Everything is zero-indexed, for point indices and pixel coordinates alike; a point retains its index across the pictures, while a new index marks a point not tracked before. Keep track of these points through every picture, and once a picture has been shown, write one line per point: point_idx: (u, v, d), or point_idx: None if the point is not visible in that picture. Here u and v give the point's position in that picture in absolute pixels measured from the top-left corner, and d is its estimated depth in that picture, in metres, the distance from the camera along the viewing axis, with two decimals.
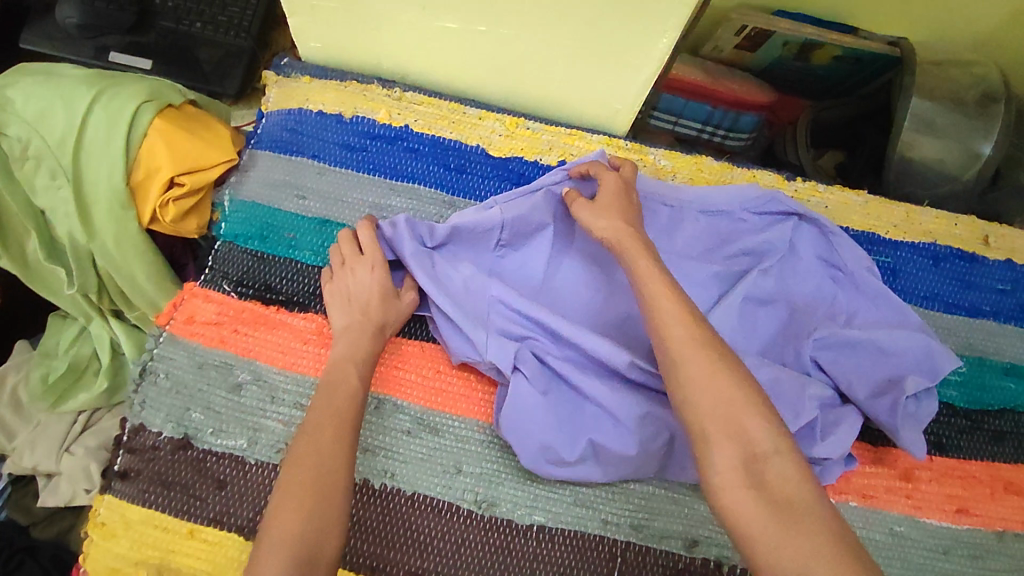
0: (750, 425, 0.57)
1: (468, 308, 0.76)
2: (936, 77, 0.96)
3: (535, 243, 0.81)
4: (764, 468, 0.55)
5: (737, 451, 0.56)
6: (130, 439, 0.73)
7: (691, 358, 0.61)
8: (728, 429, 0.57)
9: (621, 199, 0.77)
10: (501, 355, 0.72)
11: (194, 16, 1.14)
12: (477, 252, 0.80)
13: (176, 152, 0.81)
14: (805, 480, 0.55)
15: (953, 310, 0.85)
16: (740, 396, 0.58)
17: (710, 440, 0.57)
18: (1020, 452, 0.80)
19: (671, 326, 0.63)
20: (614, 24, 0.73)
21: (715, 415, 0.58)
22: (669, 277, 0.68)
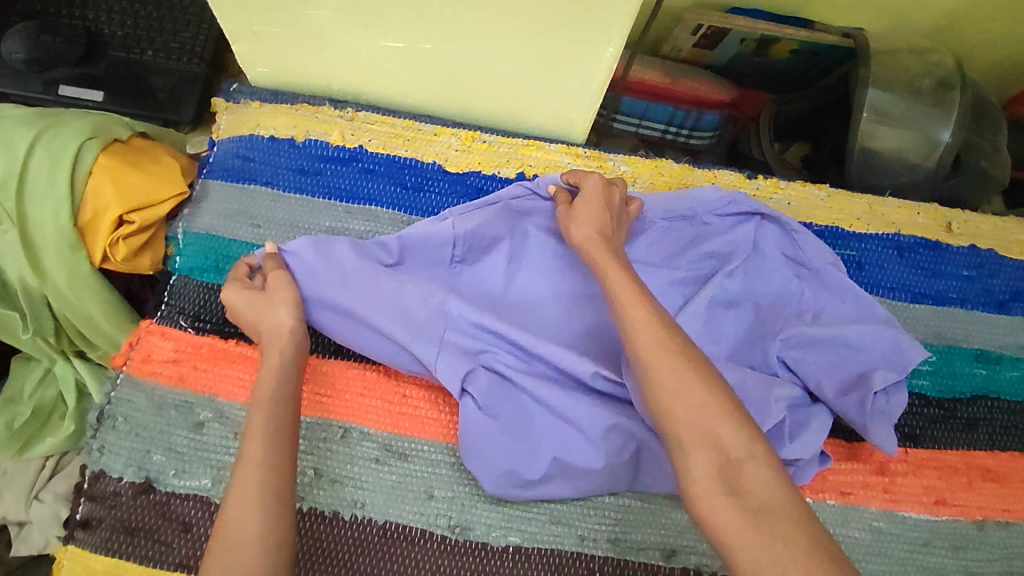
0: (723, 430, 0.55)
1: (421, 324, 0.74)
2: (891, 66, 0.96)
3: (490, 259, 0.81)
4: (740, 472, 0.54)
5: (711, 457, 0.54)
6: (90, 486, 0.71)
7: (662, 365, 0.59)
8: (701, 436, 0.55)
9: (597, 206, 0.75)
10: (451, 375, 0.71)
11: (145, 45, 1.12)
12: (433, 269, 0.80)
13: (123, 189, 0.80)
14: (781, 484, 0.53)
15: (919, 299, 0.85)
16: (714, 401, 0.57)
17: (686, 448, 0.56)
18: (994, 439, 0.80)
19: (640, 332, 0.61)
20: (560, 35, 0.73)
21: (692, 425, 0.56)
22: (640, 284, 0.66)
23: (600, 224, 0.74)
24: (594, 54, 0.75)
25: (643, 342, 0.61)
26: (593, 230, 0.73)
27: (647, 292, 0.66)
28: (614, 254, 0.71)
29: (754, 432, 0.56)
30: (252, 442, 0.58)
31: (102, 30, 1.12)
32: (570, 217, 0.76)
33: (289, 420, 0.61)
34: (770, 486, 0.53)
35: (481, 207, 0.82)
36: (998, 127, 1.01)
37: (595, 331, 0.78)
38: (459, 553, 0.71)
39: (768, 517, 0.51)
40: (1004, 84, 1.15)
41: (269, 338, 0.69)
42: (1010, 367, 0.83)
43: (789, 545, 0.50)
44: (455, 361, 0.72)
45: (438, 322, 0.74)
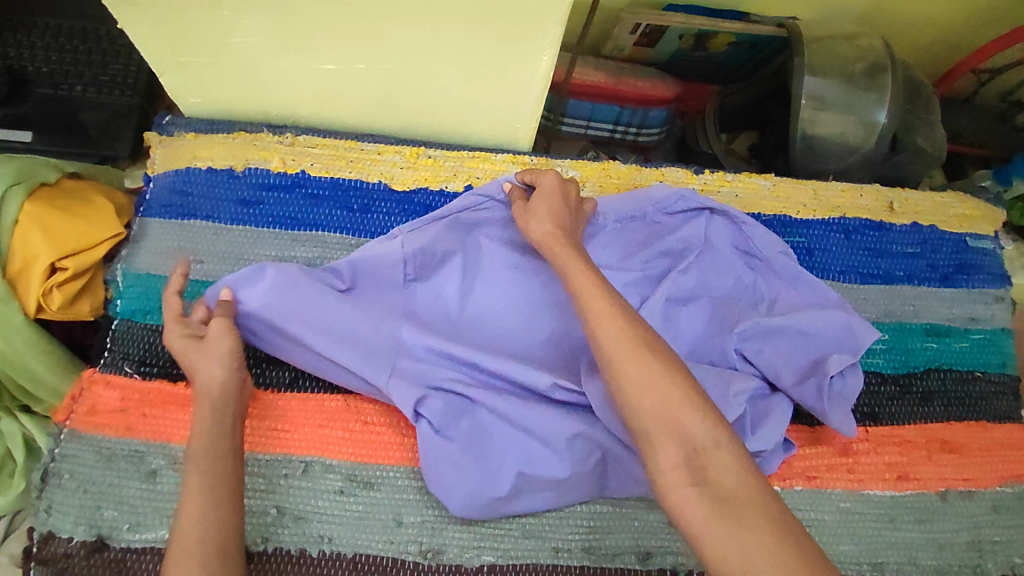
0: (687, 419, 0.55)
1: (373, 348, 0.74)
2: (825, 53, 0.98)
3: (444, 274, 0.80)
4: (707, 461, 0.53)
5: (678, 447, 0.54)
6: (39, 549, 0.68)
7: (627, 359, 0.59)
8: (667, 427, 0.55)
9: (555, 203, 0.75)
10: (403, 398, 0.71)
11: (73, 80, 1.08)
12: (389, 289, 0.79)
13: (53, 236, 0.77)
14: (747, 470, 0.53)
15: (869, 280, 0.87)
16: (681, 392, 0.56)
17: (653, 440, 0.56)
18: (950, 410, 0.81)
19: (602, 325, 0.61)
20: (493, 46, 0.73)
21: (658, 416, 0.56)
22: (601, 279, 0.66)
23: (558, 219, 0.74)
24: (529, 62, 0.75)
25: (609, 337, 0.61)
26: (553, 225, 0.73)
27: (607, 285, 0.66)
28: (576, 248, 0.71)
29: (720, 419, 0.55)
30: (191, 498, 0.59)
31: (27, 69, 1.08)
32: (529, 212, 0.75)
33: (231, 471, 0.62)
34: (737, 474, 0.52)
35: (427, 223, 0.82)
36: (931, 105, 1.03)
37: (555, 339, 0.78)
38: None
39: (735, 505, 0.51)
40: (935, 63, 1.19)
41: (199, 392, 0.66)
42: (959, 338, 0.85)
43: (755, 532, 0.49)
44: (407, 386, 0.72)
45: (389, 350, 0.74)
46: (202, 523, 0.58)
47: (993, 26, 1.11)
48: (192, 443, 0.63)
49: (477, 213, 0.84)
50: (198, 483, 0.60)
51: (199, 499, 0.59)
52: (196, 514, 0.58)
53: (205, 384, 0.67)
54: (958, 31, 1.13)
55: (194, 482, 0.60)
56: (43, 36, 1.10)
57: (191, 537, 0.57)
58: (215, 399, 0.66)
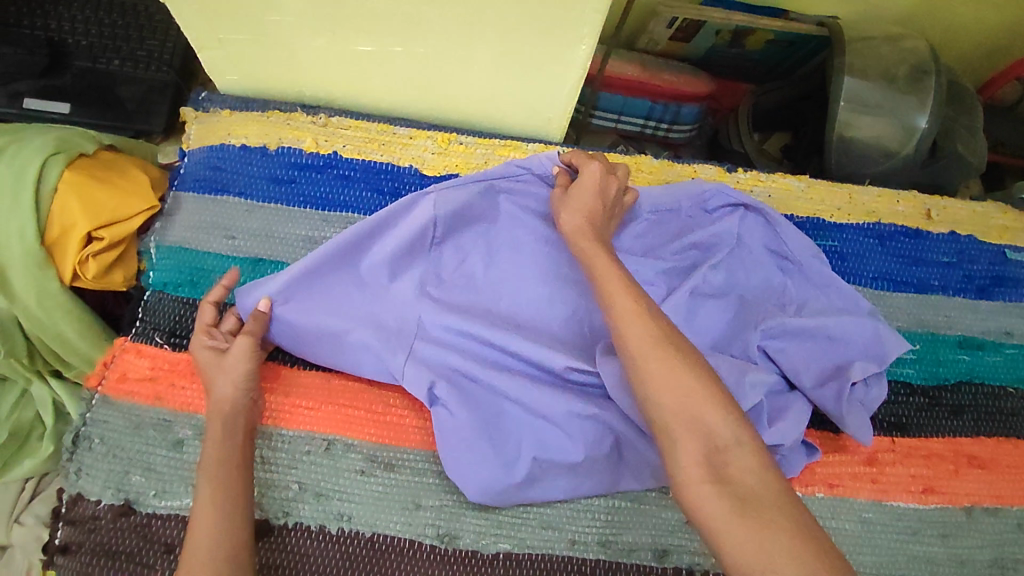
0: (710, 417, 0.55)
1: (393, 328, 0.76)
2: (867, 55, 0.96)
3: (467, 243, 0.81)
4: (728, 460, 0.53)
5: (700, 445, 0.54)
6: (68, 510, 0.69)
7: (652, 356, 0.58)
8: (689, 424, 0.55)
9: (592, 197, 0.74)
10: (418, 384, 0.72)
11: (110, 54, 1.09)
12: (415, 255, 0.78)
13: (91, 205, 0.78)
14: (767, 471, 0.53)
15: (902, 288, 0.86)
16: (704, 391, 0.56)
17: (673, 437, 0.55)
18: (980, 425, 0.80)
19: (627, 322, 0.61)
20: (531, 33, 0.72)
21: (680, 412, 0.56)
22: (626, 274, 0.66)
23: (591, 213, 0.73)
24: (567, 52, 0.75)
25: (635, 332, 0.60)
26: (584, 218, 0.72)
27: (632, 282, 0.66)
28: (603, 243, 0.71)
29: (742, 419, 0.55)
30: (202, 511, 0.61)
31: (66, 41, 1.09)
32: (563, 202, 0.75)
33: (240, 485, 0.65)
34: (757, 473, 0.52)
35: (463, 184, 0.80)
36: (974, 112, 1.01)
37: (577, 330, 0.79)
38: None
39: (754, 504, 0.51)
40: (979, 68, 1.16)
41: (211, 408, 0.69)
42: (992, 352, 0.84)
43: (775, 530, 0.49)
44: (423, 370, 0.72)
45: (410, 330, 0.75)
46: (215, 530, 0.60)
47: None
48: (204, 457, 0.66)
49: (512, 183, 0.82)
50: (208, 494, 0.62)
51: (209, 510, 0.61)
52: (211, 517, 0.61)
53: (216, 403, 0.69)
54: (1006, 35, 1.10)
55: (205, 492, 0.63)
56: (82, 9, 1.11)
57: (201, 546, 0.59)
58: (226, 416, 0.69)
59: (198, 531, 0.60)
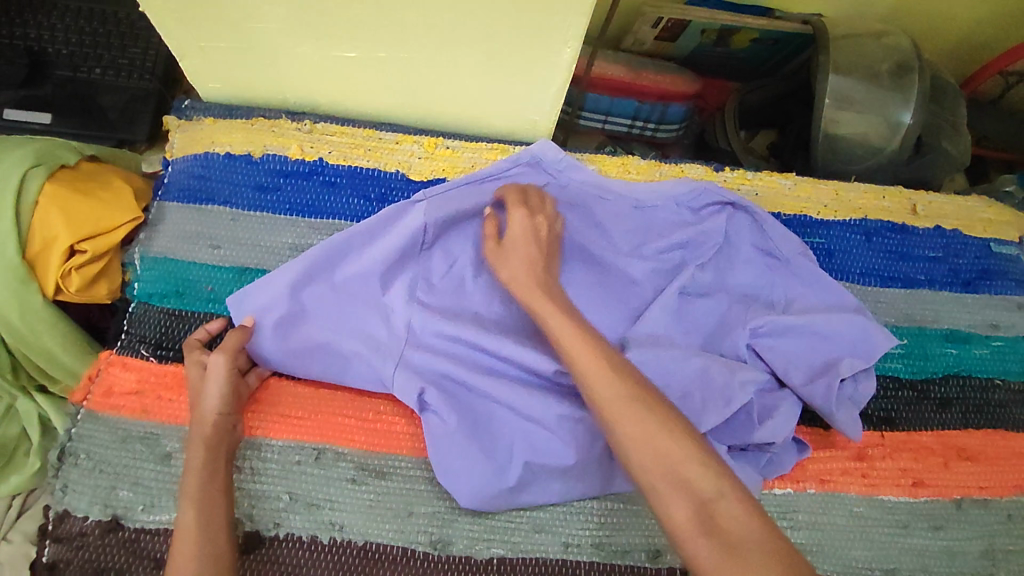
0: (690, 470, 0.55)
1: (383, 337, 0.75)
2: (850, 52, 0.97)
3: (456, 249, 0.80)
4: (716, 510, 0.53)
5: (689, 502, 0.54)
6: (55, 527, 0.69)
7: (624, 414, 0.59)
8: (671, 478, 0.55)
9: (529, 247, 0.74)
10: (408, 391, 0.72)
11: (92, 62, 1.08)
12: (404, 262, 0.78)
13: (73, 218, 0.77)
14: (758, 520, 0.52)
15: (890, 283, 0.86)
16: (684, 445, 0.56)
17: (659, 492, 0.55)
18: (968, 418, 0.81)
19: (594, 381, 0.62)
20: (514, 36, 0.72)
21: (659, 467, 0.56)
22: (580, 325, 0.67)
23: (531, 261, 0.73)
24: (551, 54, 0.74)
25: (606, 387, 0.60)
26: (527, 269, 0.72)
27: (591, 334, 0.66)
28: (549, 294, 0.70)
29: (723, 469, 0.55)
30: (184, 539, 0.60)
31: (46, 50, 1.08)
32: (501, 258, 0.74)
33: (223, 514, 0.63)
34: (745, 522, 0.52)
35: (451, 188, 0.80)
36: (957, 106, 1.01)
37: None
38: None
39: (742, 552, 0.50)
40: (963, 62, 1.16)
41: (194, 433, 0.68)
42: (980, 345, 0.84)
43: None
44: (411, 376, 0.72)
45: (399, 339, 0.75)
46: (194, 562, 0.59)
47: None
48: (186, 484, 0.65)
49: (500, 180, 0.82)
50: (193, 518, 0.62)
51: (192, 540, 0.60)
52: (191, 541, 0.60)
53: (200, 419, 0.68)
54: (989, 29, 1.10)
55: (189, 519, 0.62)
56: (63, 17, 1.10)
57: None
58: (211, 441, 0.67)
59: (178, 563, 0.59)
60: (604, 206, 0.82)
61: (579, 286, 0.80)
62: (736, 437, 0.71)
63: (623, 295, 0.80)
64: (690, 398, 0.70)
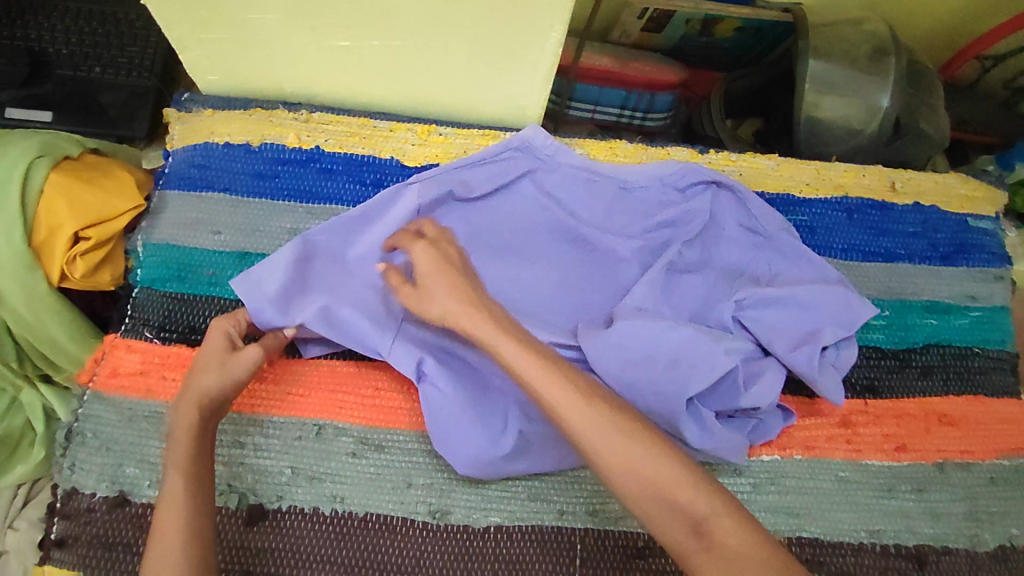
0: (681, 493, 0.54)
1: (382, 310, 0.77)
2: (829, 38, 1.00)
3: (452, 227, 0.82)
4: (712, 527, 0.53)
5: (683, 523, 0.54)
6: (63, 505, 0.71)
7: (603, 442, 0.57)
8: (665, 502, 0.54)
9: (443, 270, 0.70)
10: (406, 361, 0.74)
11: (92, 61, 1.11)
12: None
13: (78, 206, 0.80)
14: (755, 532, 0.53)
15: (870, 258, 0.89)
16: (673, 469, 0.56)
17: (653, 518, 0.55)
18: (949, 385, 0.83)
19: (565, 413, 0.58)
20: (503, 22, 0.75)
21: (649, 494, 0.55)
22: (536, 347, 0.64)
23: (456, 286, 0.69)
24: (539, 39, 0.77)
25: (583, 417, 0.58)
26: (455, 298, 0.68)
27: (550, 357, 0.63)
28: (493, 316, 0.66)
29: (714, 487, 0.55)
30: (169, 509, 0.60)
31: (47, 50, 1.11)
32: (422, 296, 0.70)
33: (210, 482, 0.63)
34: (744, 538, 0.52)
35: (446, 171, 0.83)
36: (934, 89, 1.05)
37: (559, 310, 0.80)
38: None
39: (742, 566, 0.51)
40: (940, 48, 1.20)
41: (188, 396, 0.67)
42: (958, 315, 0.87)
43: None
44: (409, 347, 0.74)
45: (398, 313, 0.77)
46: (179, 531, 0.59)
47: (997, 13, 1.12)
48: (172, 449, 0.64)
49: (495, 163, 0.85)
50: (178, 495, 0.61)
51: (177, 508, 0.60)
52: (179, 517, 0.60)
53: (194, 393, 0.67)
54: (965, 15, 1.14)
55: (177, 486, 0.61)
56: (62, 19, 1.12)
57: (171, 543, 0.58)
58: (208, 406, 0.67)
59: (166, 531, 0.59)
60: (593, 186, 0.86)
61: (570, 264, 0.82)
62: (723, 400, 0.74)
63: (614, 272, 0.82)
64: (678, 366, 0.72)
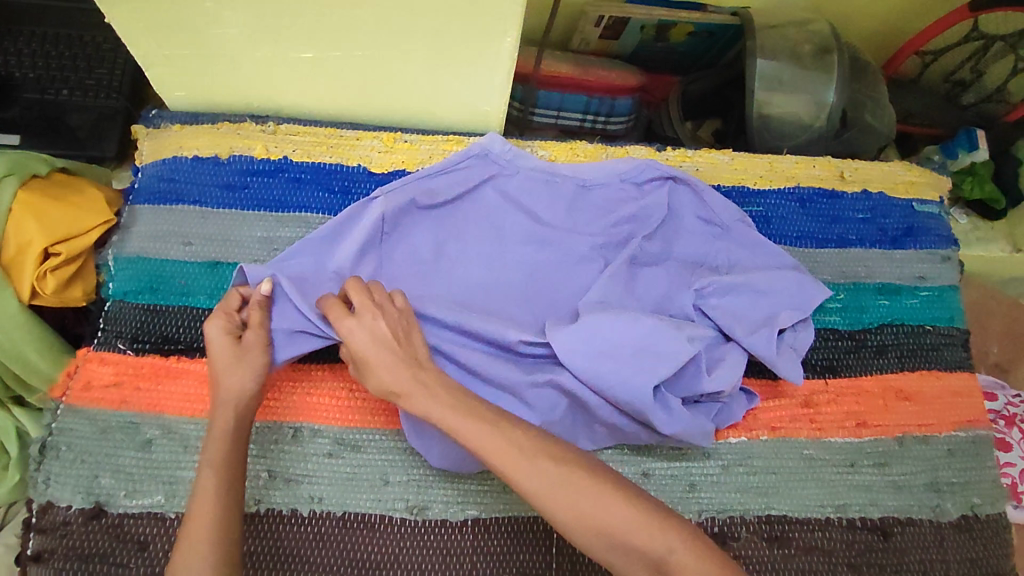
0: (640, 538, 0.57)
1: None
2: (775, 38, 1.05)
3: (419, 233, 0.84)
4: (671, 565, 0.57)
5: (643, 565, 0.58)
6: (38, 519, 0.71)
7: (561, 500, 0.59)
8: (625, 549, 0.58)
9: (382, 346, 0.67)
10: None
11: (59, 84, 1.12)
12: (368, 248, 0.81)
13: (47, 222, 0.80)
14: (710, 562, 0.57)
15: (824, 245, 0.93)
16: (631, 514, 0.58)
17: (618, 564, 0.58)
18: (903, 361, 0.87)
19: (518, 476, 0.60)
20: (460, 30, 0.78)
21: (609, 545, 0.58)
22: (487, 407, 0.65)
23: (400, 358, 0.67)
24: (496, 45, 0.80)
25: (537, 480, 0.59)
26: (401, 371, 0.66)
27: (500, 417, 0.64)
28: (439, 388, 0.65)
29: (671, 525, 0.58)
30: (199, 513, 0.62)
31: (13, 75, 1.11)
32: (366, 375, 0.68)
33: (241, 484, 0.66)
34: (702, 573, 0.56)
35: (409, 181, 0.84)
36: (877, 84, 1.10)
37: (527, 307, 0.83)
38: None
39: None
40: (883, 45, 1.26)
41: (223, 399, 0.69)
42: (910, 295, 0.91)
43: None
44: None
45: None
46: (210, 533, 0.61)
47: (932, 11, 1.19)
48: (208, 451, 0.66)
49: (455, 171, 0.87)
50: (212, 494, 0.63)
51: (209, 511, 0.62)
52: (205, 518, 0.62)
53: (228, 397, 0.69)
54: (903, 14, 1.20)
55: (209, 486, 0.64)
56: (28, 43, 1.13)
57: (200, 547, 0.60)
58: (239, 407, 0.69)
59: (196, 534, 0.61)
60: (553, 187, 0.88)
61: (537, 261, 0.85)
62: (687, 384, 0.77)
63: (578, 268, 0.84)
64: (641, 354, 0.75)
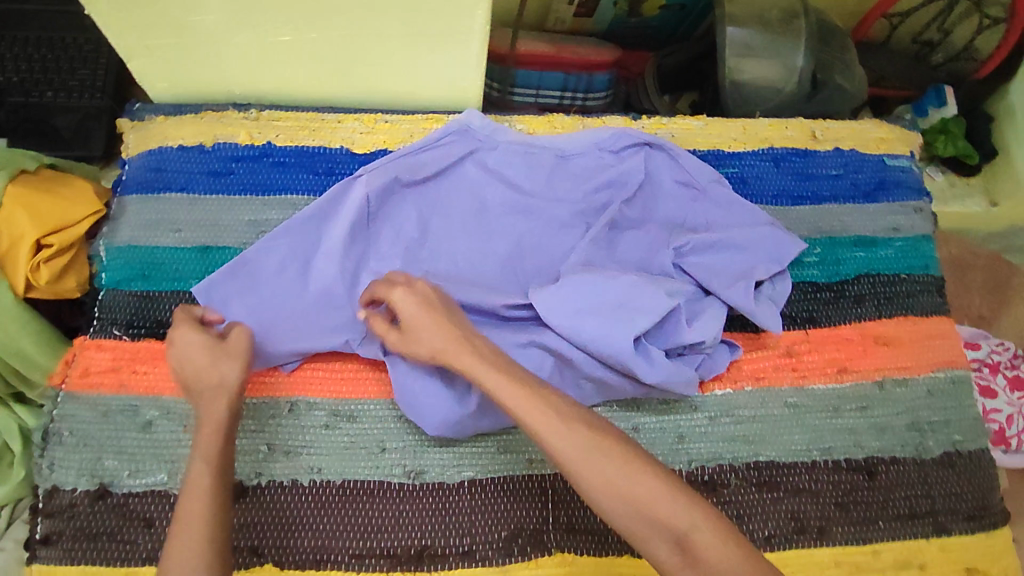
0: (662, 510, 0.58)
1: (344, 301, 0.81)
2: (744, 6, 1.07)
3: (402, 212, 0.85)
4: (693, 539, 0.57)
5: (667, 541, 0.58)
6: (46, 503, 0.73)
7: (593, 469, 0.60)
8: (649, 522, 0.59)
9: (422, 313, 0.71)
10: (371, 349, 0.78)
11: (43, 87, 1.13)
12: (354, 230, 0.83)
13: (38, 215, 0.82)
14: (728, 535, 0.58)
15: (800, 202, 0.95)
16: (654, 485, 0.60)
17: (640, 535, 0.59)
18: (881, 308, 0.89)
19: (555, 440, 0.62)
20: (431, 7, 0.79)
21: (637, 517, 0.59)
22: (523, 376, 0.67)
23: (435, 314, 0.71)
24: (467, 20, 0.82)
25: (569, 446, 0.61)
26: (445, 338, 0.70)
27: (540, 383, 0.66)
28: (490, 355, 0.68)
29: (693, 501, 0.59)
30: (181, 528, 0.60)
31: None
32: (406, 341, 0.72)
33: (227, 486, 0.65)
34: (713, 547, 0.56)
35: (388, 163, 0.85)
36: (845, 46, 1.12)
37: (513, 276, 0.85)
38: (403, 561, 0.73)
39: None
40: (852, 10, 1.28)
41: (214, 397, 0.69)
42: (886, 246, 0.93)
43: None
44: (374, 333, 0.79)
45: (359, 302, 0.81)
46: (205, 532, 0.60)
47: None
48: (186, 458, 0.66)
49: (434, 150, 0.88)
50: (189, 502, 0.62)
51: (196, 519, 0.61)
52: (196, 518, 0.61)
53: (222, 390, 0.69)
54: None
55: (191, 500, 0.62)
56: (11, 48, 1.14)
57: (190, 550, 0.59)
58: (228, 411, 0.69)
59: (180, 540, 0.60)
60: (532, 157, 0.89)
61: (521, 231, 0.86)
62: (670, 338, 0.79)
63: (561, 236, 0.87)
64: (624, 313, 0.77)
